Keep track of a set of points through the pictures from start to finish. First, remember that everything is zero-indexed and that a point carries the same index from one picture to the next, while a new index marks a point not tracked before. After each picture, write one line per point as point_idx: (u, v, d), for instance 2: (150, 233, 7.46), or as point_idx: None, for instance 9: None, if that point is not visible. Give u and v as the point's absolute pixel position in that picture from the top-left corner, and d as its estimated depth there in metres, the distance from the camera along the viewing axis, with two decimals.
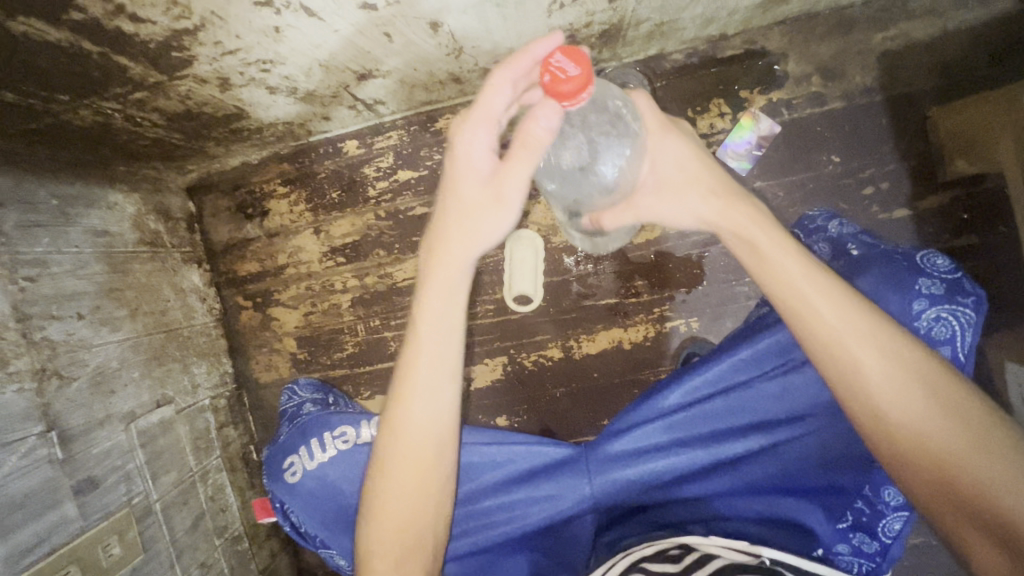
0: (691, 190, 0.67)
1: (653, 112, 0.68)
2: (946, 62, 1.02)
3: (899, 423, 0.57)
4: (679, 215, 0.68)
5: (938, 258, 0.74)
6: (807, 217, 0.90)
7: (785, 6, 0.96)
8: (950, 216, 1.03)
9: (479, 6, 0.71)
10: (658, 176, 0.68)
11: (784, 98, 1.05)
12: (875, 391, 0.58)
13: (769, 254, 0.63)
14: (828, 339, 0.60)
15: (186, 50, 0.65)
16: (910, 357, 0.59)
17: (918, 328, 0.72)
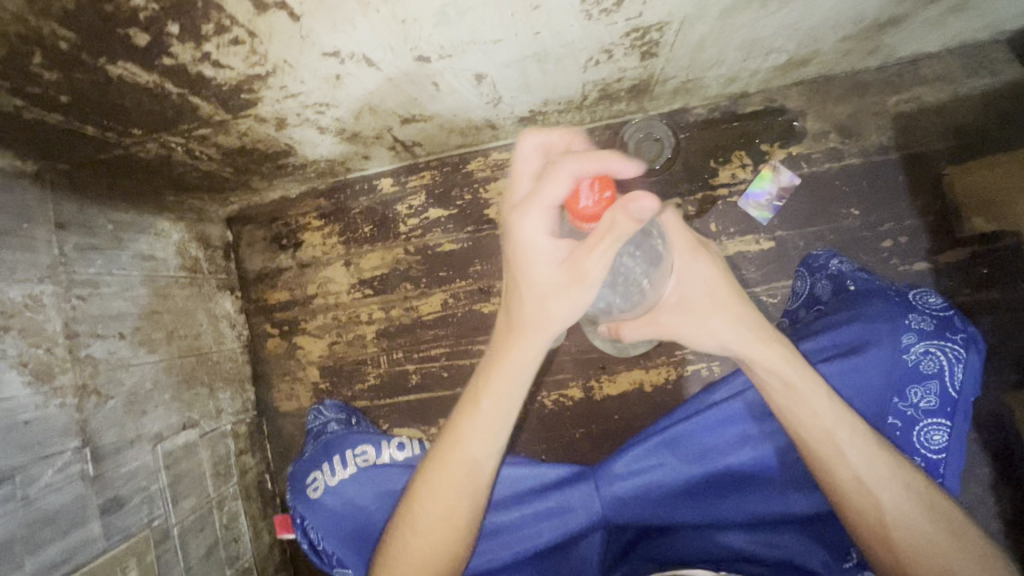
0: (715, 307, 0.69)
1: (683, 235, 0.71)
2: (958, 124, 1.06)
3: (899, 535, 0.63)
4: (700, 334, 0.70)
5: (930, 297, 0.81)
6: (812, 256, 0.97)
7: (804, 69, 1.02)
8: (969, 271, 1.05)
9: (522, 62, 0.77)
10: (682, 295, 0.70)
11: (803, 153, 1.10)
12: (874, 492, 0.65)
13: (787, 373, 0.69)
14: (833, 457, 0.66)
15: (254, 93, 0.71)
16: (909, 477, 0.65)
17: (908, 360, 0.77)
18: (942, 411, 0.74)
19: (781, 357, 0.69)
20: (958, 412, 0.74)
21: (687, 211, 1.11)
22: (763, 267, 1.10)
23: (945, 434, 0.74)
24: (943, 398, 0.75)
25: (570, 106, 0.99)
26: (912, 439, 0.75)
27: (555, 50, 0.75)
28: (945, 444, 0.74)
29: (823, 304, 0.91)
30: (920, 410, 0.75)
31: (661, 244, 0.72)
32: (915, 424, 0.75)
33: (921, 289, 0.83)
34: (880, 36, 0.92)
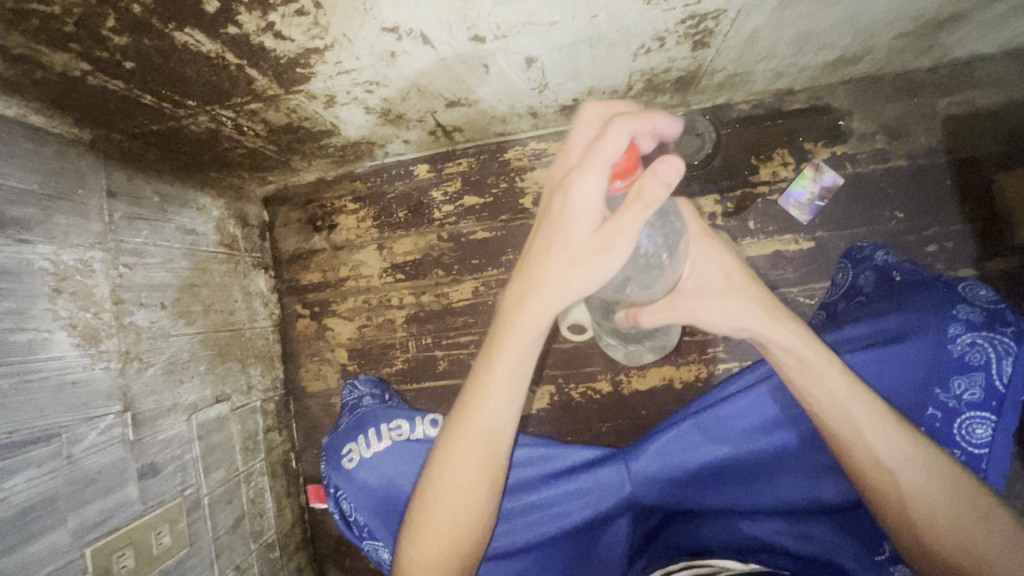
0: (732, 289, 0.70)
1: (697, 220, 0.71)
2: (1012, 129, 1.03)
3: (924, 514, 0.61)
4: (716, 318, 0.69)
5: (980, 289, 0.76)
6: (856, 248, 0.95)
7: (854, 67, 1.00)
8: (1016, 280, 1.02)
9: (573, 46, 0.77)
10: (698, 281, 0.70)
11: (847, 153, 1.08)
12: (893, 470, 0.63)
13: (802, 351, 0.68)
14: (850, 436, 0.65)
15: (310, 67, 0.71)
16: (934, 457, 0.63)
17: (953, 352, 0.73)
18: (987, 406, 0.71)
19: (795, 337, 0.68)
20: (1007, 407, 0.70)
21: (726, 207, 1.10)
22: (801, 267, 1.08)
23: (988, 428, 0.71)
24: (988, 392, 0.71)
25: (614, 96, 0.98)
26: (951, 433, 0.73)
27: (609, 35, 0.75)
28: (989, 440, 0.71)
29: (864, 295, 0.88)
30: (962, 402, 0.72)
31: (679, 225, 0.70)
32: (956, 418, 0.72)
33: (971, 279, 0.79)
34: (937, 35, 0.90)
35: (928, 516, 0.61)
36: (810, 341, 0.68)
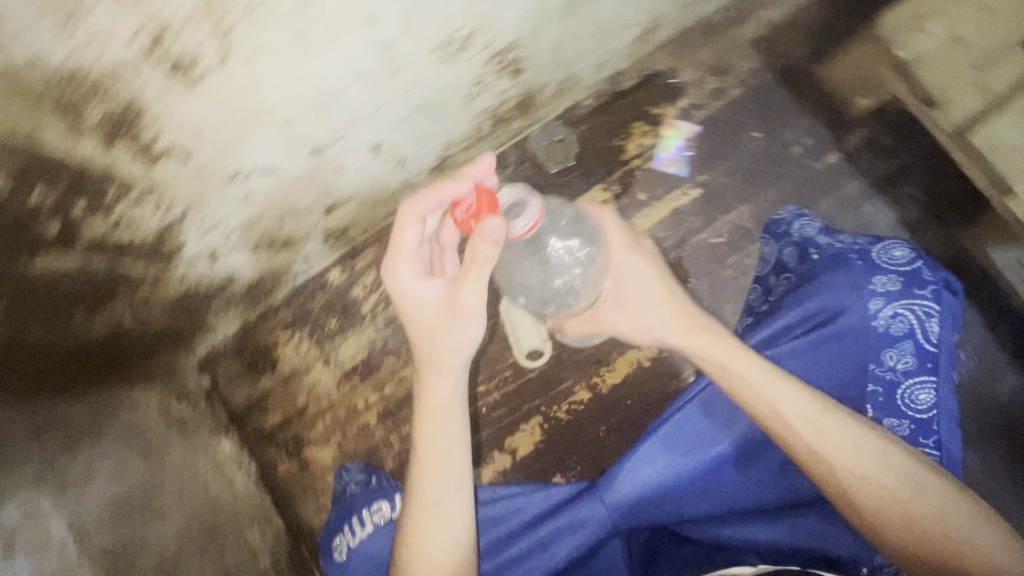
0: (650, 302, 0.81)
1: (615, 240, 0.83)
2: (809, 28, 1.16)
3: (859, 492, 0.66)
4: (633, 328, 0.83)
5: (894, 252, 0.83)
6: (776, 220, 0.99)
7: (658, 33, 1.11)
8: (876, 144, 1.12)
9: (408, 120, 0.83)
10: (616, 298, 0.84)
11: (691, 102, 1.18)
12: (829, 455, 0.68)
13: (718, 358, 0.75)
14: (785, 433, 0.70)
15: (177, 237, 0.74)
16: (864, 437, 0.68)
17: (879, 325, 0.80)
18: (925, 371, 0.77)
19: (711, 345, 0.76)
20: (942, 368, 0.77)
21: (613, 190, 1.17)
22: (701, 213, 1.15)
23: (931, 393, 0.76)
24: (921, 356, 0.77)
25: (471, 140, 1.05)
26: (901, 398, 0.77)
27: (433, 99, 0.82)
28: (933, 403, 0.76)
29: (790, 270, 0.92)
30: (898, 371, 0.78)
31: (594, 250, 0.84)
32: (900, 385, 0.77)
33: (886, 241, 0.85)
34: None
35: (863, 491, 0.66)
36: (731, 349, 0.75)
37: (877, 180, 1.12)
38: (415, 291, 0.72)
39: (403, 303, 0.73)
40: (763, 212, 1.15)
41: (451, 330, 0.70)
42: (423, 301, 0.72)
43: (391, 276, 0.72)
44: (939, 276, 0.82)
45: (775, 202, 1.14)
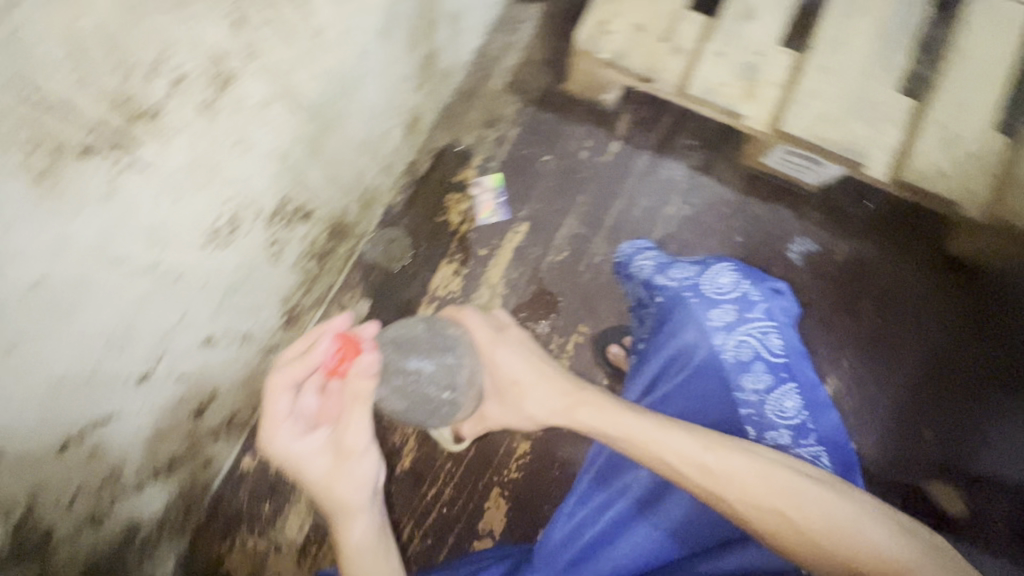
0: (524, 391, 0.80)
1: (481, 327, 0.83)
2: (542, 57, 1.34)
3: (764, 520, 0.65)
4: (518, 417, 0.84)
5: (719, 281, 0.92)
6: (621, 257, 1.09)
7: (423, 119, 1.25)
8: (641, 121, 1.30)
9: (223, 305, 0.87)
10: (495, 391, 0.85)
11: (484, 157, 1.31)
12: (728, 492, 0.66)
13: (611, 425, 0.74)
14: (688, 483, 0.68)
15: (38, 527, 0.72)
16: (760, 464, 0.67)
17: (730, 352, 0.87)
18: (780, 382, 0.86)
19: (599, 415, 0.75)
20: (791, 374, 0.87)
21: (458, 259, 1.26)
22: (537, 240, 1.27)
23: (793, 400, 0.85)
24: (772, 371, 0.86)
25: (307, 282, 1.11)
26: (772, 413, 0.84)
27: (236, 278, 0.87)
28: (797, 406, 0.85)
29: (646, 308, 1.01)
30: (760, 390, 0.85)
31: (458, 336, 0.87)
32: (767, 401, 0.85)
33: (711, 270, 0.95)
34: (436, 68, 1.17)
35: (770, 519, 0.65)
36: (623, 414, 0.74)
37: (658, 146, 1.29)
38: (305, 451, 0.69)
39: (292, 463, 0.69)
40: (585, 214, 1.28)
41: (349, 477, 0.70)
42: (315, 457, 0.70)
43: (270, 443, 0.69)
44: (758, 293, 0.92)
45: (589, 202, 1.28)
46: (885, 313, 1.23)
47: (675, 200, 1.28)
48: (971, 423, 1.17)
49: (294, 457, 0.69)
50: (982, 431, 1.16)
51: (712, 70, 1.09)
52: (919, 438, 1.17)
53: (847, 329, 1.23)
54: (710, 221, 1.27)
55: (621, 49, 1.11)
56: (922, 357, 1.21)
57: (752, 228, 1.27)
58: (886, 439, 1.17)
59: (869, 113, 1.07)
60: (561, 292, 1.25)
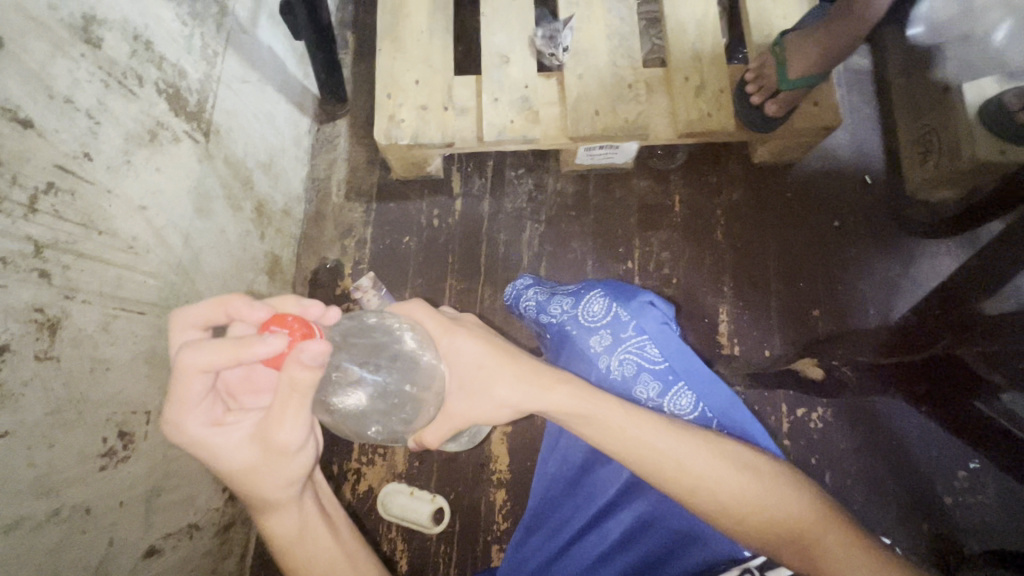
0: (492, 376, 0.78)
1: (435, 318, 0.80)
2: (365, 160, 1.48)
3: (728, 499, 0.74)
4: (491, 409, 0.79)
5: (591, 308, 0.91)
6: (516, 286, 1.11)
7: (284, 257, 1.34)
8: (469, 174, 1.45)
9: (153, 512, 0.89)
10: (459, 378, 0.79)
11: (353, 264, 1.40)
12: (702, 474, 0.74)
13: (595, 414, 0.78)
14: (670, 469, 0.75)
15: None
16: (729, 449, 0.77)
17: (616, 373, 0.91)
18: (671, 384, 0.89)
19: (580, 419, 0.78)
20: (682, 374, 0.88)
21: None
22: None
23: (687, 397, 0.89)
24: (660, 377, 0.89)
25: None
26: (671, 412, 0.90)
27: (155, 481, 0.89)
28: (693, 401, 0.89)
29: (545, 338, 1.05)
30: (654, 397, 0.90)
31: (420, 329, 0.80)
32: (662, 404, 0.90)
33: (583, 297, 0.93)
34: (273, 211, 1.28)
35: (732, 498, 0.74)
36: (618, 410, 0.78)
37: (494, 188, 1.44)
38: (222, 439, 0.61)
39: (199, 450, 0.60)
40: (460, 270, 1.39)
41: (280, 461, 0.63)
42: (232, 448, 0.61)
43: (178, 429, 0.59)
44: (630, 309, 0.89)
45: (458, 258, 1.40)
46: (732, 233, 1.40)
47: (529, 223, 1.42)
48: (833, 288, 1.36)
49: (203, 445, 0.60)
50: (843, 292, 1.36)
51: (496, 114, 1.24)
52: (803, 322, 1.34)
53: (712, 259, 1.39)
54: (565, 227, 1.41)
55: (417, 130, 1.24)
56: (777, 251, 1.39)
57: (600, 216, 1.42)
58: (787, 344, 1.32)
59: (631, 93, 1.24)
60: None
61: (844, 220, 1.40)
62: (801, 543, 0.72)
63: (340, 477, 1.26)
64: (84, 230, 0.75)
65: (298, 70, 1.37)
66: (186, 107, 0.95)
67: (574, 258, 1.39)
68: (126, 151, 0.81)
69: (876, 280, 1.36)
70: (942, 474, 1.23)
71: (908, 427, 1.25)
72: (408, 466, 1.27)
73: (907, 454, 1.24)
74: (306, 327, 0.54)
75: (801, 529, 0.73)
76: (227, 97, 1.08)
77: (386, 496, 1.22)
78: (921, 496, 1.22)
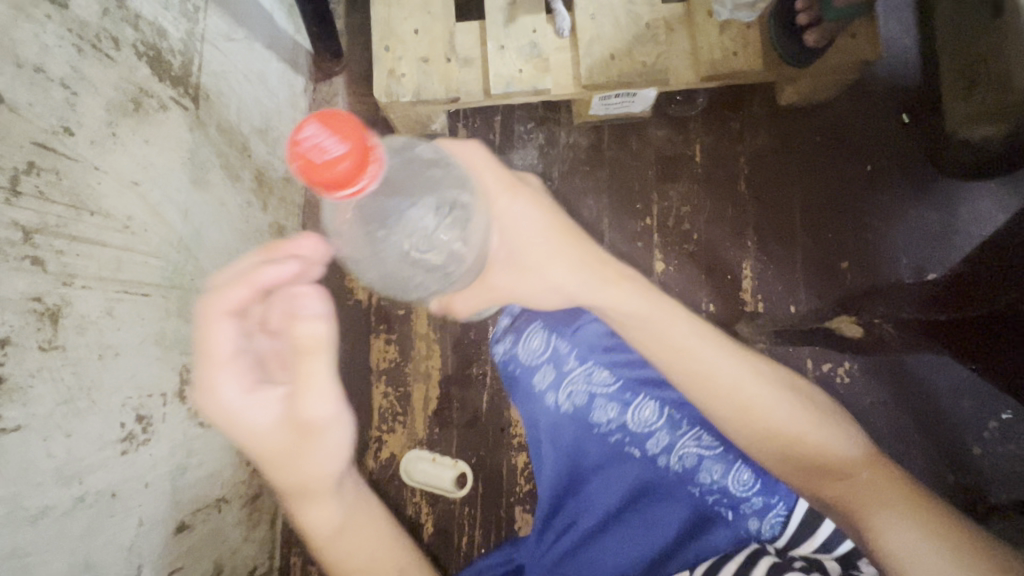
0: (547, 257, 0.75)
1: (494, 177, 0.75)
2: (366, 120, 1.40)
3: (777, 431, 0.71)
4: (534, 287, 0.78)
5: (532, 343, 0.89)
6: None
7: (290, 226, 1.29)
8: (476, 131, 1.37)
9: (181, 488, 0.90)
10: (506, 250, 0.76)
11: None
12: (754, 397, 0.72)
13: (649, 315, 0.76)
14: (721, 390, 0.72)
15: None
16: (786, 381, 0.75)
17: (569, 404, 0.86)
18: (629, 400, 0.84)
19: (635, 320, 0.77)
20: (640, 386, 0.85)
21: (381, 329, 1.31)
22: None
23: (651, 407, 0.83)
24: (616, 397, 0.84)
25: None
26: (635, 428, 0.83)
27: (178, 460, 0.89)
28: (657, 407, 0.83)
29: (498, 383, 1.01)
30: (615, 416, 0.84)
31: (475, 182, 0.76)
32: (625, 421, 0.84)
33: (524, 333, 0.91)
34: (274, 180, 1.22)
35: (781, 429, 0.71)
36: (677, 319, 0.76)
37: (503, 145, 1.36)
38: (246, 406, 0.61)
39: (218, 419, 0.61)
40: None
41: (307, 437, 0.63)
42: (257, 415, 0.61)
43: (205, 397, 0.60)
44: (569, 342, 0.87)
45: None
46: (755, 183, 1.32)
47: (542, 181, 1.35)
48: (861, 238, 1.29)
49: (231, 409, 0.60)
50: (873, 241, 1.29)
51: (503, 63, 1.15)
52: (830, 275, 1.28)
53: (735, 212, 1.31)
54: (580, 183, 1.34)
55: (419, 85, 1.16)
56: (803, 201, 1.31)
57: (617, 171, 1.34)
58: (813, 299, 1.27)
59: (650, 33, 1.14)
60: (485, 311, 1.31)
61: (877, 164, 1.31)
62: (840, 480, 0.69)
63: (362, 446, 1.27)
64: (75, 211, 0.70)
65: (288, 24, 1.27)
66: (170, 70, 0.88)
67: (590, 216, 1.33)
68: (110, 123, 0.76)
69: (908, 227, 1.29)
70: (971, 426, 1.20)
71: (940, 379, 1.22)
72: (429, 433, 1.27)
73: (935, 406, 1.21)
74: (345, 178, 0.51)
75: (845, 467, 0.70)
76: (214, 58, 1.00)
77: (408, 462, 1.23)
78: (950, 448, 1.19)
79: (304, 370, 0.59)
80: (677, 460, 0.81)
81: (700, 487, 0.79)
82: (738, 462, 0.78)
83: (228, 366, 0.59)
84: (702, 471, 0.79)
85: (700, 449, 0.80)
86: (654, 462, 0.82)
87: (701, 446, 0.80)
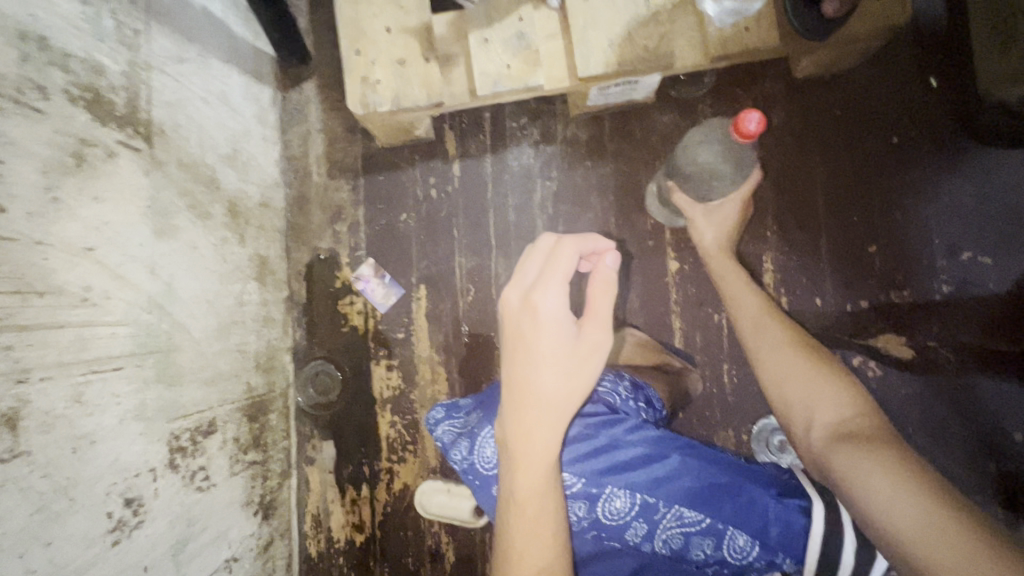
0: (727, 235, 1.02)
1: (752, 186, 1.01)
2: (344, 128, 1.29)
3: (797, 391, 0.76)
4: (706, 235, 1.02)
5: (484, 453, 0.78)
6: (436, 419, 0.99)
7: (274, 253, 1.20)
8: (464, 132, 1.26)
9: (185, 561, 0.85)
10: (714, 213, 1.02)
11: (350, 252, 1.26)
12: (782, 364, 0.79)
13: (731, 290, 0.94)
14: (764, 353, 0.82)
15: None
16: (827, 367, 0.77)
17: None
18: (597, 497, 0.72)
19: (728, 294, 0.94)
20: (604, 475, 0.72)
21: (383, 355, 1.24)
22: (441, 294, 1.24)
23: (622, 497, 0.71)
24: (582, 496, 0.73)
25: (260, 471, 1.09)
26: (609, 520, 0.72)
27: (179, 532, 0.84)
28: (628, 498, 0.71)
29: None
30: (589, 514, 0.73)
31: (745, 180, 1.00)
32: (600, 518, 0.73)
33: (476, 438, 0.80)
34: (250, 207, 1.12)
35: (805, 390, 0.75)
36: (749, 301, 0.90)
37: (494, 146, 1.26)
38: (561, 321, 0.65)
39: (534, 319, 0.65)
40: (468, 245, 1.25)
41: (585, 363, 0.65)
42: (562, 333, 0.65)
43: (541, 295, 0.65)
44: None
45: (465, 232, 1.25)
46: (773, 166, 1.22)
47: (539, 183, 1.25)
48: (892, 219, 1.20)
49: (546, 314, 0.65)
50: (904, 223, 1.19)
51: (488, 59, 1.03)
52: (859, 262, 1.19)
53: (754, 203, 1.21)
54: (580, 182, 1.24)
55: (397, 91, 1.04)
56: (827, 183, 1.21)
57: (619, 164, 1.24)
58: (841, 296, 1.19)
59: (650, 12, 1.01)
60: (490, 327, 1.23)
61: (904, 137, 1.20)
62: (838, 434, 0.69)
63: (373, 477, 1.22)
64: (20, 297, 0.62)
65: (246, 30, 1.15)
66: (114, 110, 0.78)
67: (593, 217, 1.23)
68: (49, 186, 0.66)
69: (942, 205, 1.19)
70: (1012, 415, 1.12)
71: (977, 369, 1.14)
72: (441, 459, 1.22)
73: (971, 394, 1.13)
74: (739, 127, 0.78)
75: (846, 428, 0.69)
76: (165, 86, 0.89)
77: (422, 493, 1.17)
78: (991, 439, 1.12)
79: (605, 299, 0.67)
80: (663, 545, 0.72)
81: (696, 561, 0.73)
82: (729, 532, 0.70)
83: (562, 280, 0.65)
84: (692, 549, 0.72)
85: (683, 528, 0.70)
86: (640, 548, 0.74)
87: (684, 525, 0.70)
